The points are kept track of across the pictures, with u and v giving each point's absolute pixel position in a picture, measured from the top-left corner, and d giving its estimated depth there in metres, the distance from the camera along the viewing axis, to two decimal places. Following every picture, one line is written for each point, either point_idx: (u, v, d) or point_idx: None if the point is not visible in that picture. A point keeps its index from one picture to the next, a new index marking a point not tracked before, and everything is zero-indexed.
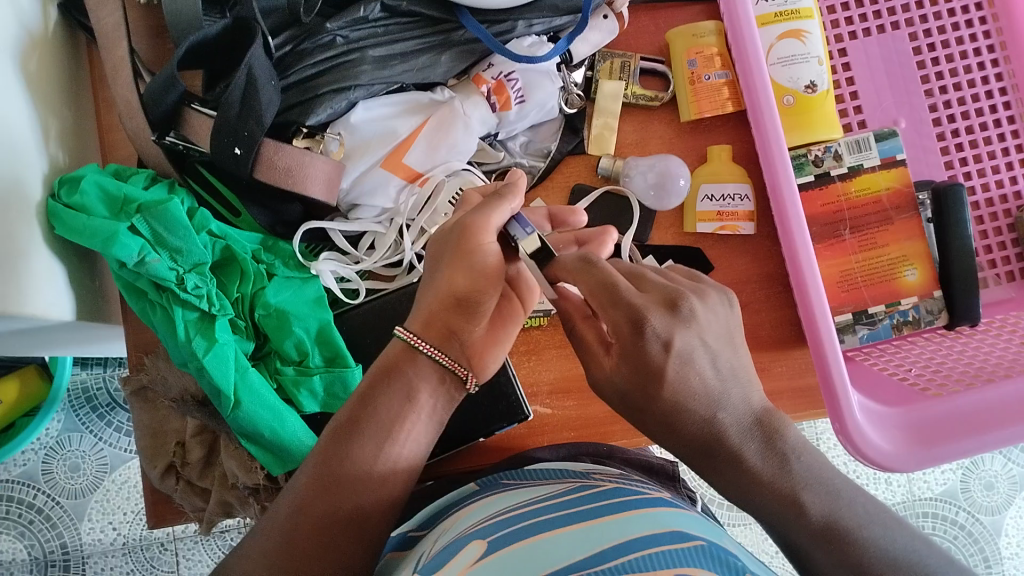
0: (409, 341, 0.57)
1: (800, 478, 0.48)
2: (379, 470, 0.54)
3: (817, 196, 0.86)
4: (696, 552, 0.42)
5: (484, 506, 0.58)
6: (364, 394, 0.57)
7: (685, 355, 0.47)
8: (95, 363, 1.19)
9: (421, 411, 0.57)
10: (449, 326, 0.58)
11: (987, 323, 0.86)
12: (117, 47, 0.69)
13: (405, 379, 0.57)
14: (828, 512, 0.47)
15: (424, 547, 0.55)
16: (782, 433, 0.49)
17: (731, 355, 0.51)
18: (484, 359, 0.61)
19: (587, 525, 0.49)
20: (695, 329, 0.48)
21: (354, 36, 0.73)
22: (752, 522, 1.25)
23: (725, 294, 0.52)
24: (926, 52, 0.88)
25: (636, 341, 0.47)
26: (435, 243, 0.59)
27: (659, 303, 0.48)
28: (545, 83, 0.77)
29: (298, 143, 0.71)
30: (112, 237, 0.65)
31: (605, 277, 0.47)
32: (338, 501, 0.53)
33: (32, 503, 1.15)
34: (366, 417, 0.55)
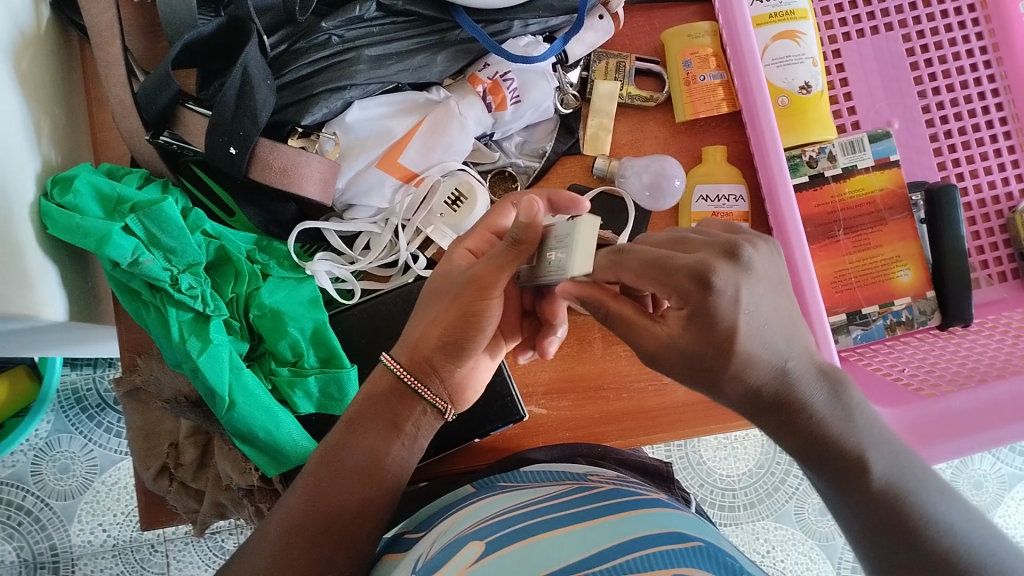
0: (394, 370, 0.58)
1: (866, 435, 0.45)
2: (362, 490, 0.55)
3: (811, 197, 0.86)
4: (694, 553, 0.42)
5: (482, 508, 0.58)
6: (349, 419, 0.58)
7: (753, 308, 0.43)
8: (84, 364, 1.18)
9: (407, 438, 0.58)
10: (434, 364, 0.58)
11: (979, 323, 0.87)
12: (110, 45, 0.69)
13: (388, 406, 0.58)
14: (893, 475, 0.44)
15: (420, 549, 0.55)
16: (848, 384, 0.46)
17: (789, 302, 0.46)
18: (463, 391, 0.61)
19: (585, 526, 0.49)
20: (756, 277, 0.43)
21: (349, 35, 0.72)
22: (744, 522, 1.25)
23: (772, 240, 0.47)
24: (920, 53, 0.88)
25: (700, 296, 0.42)
26: (438, 281, 0.60)
27: (718, 256, 0.43)
28: (540, 83, 0.77)
29: (294, 143, 0.72)
30: (105, 238, 0.64)
31: (649, 254, 0.44)
32: (328, 523, 0.53)
33: (22, 505, 1.14)
34: (353, 442, 0.56)
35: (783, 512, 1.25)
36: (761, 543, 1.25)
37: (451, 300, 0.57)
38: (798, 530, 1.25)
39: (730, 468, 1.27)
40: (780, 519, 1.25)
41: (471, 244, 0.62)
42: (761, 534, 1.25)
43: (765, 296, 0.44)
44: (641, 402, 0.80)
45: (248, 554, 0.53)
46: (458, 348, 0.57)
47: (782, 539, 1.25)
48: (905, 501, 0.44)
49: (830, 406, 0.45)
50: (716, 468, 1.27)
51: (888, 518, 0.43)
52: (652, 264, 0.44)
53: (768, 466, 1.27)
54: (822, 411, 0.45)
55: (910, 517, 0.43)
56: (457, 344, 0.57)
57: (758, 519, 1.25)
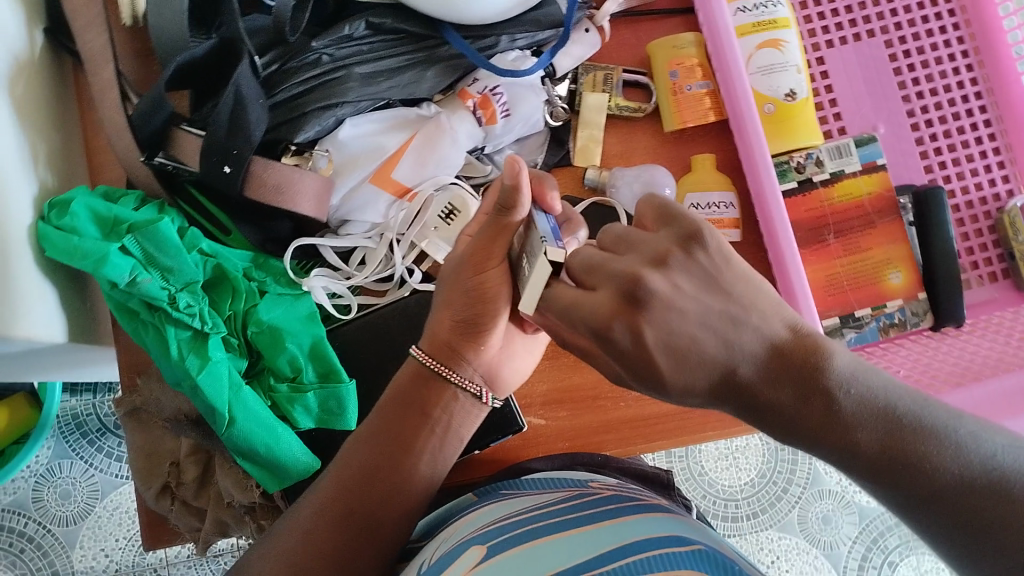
0: (421, 360, 0.60)
1: (851, 417, 0.42)
2: (387, 485, 0.58)
3: (800, 203, 0.86)
4: (694, 556, 0.43)
5: (481, 516, 0.58)
6: (378, 411, 0.61)
7: (664, 335, 0.44)
8: (84, 390, 1.19)
9: (438, 427, 0.60)
10: (456, 345, 0.59)
11: (972, 323, 0.88)
12: (104, 69, 0.70)
13: (416, 397, 0.60)
14: (883, 440, 0.42)
15: (426, 553, 0.56)
16: (823, 369, 0.43)
17: (723, 303, 0.45)
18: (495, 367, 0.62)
19: (583, 530, 0.49)
20: (661, 309, 0.44)
21: (339, 54, 0.73)
22: (748, 532, 1.25)
23: (697, 236, 0.45)
24: (903, 58, 0.89)
25: (607, 344, 0.46)
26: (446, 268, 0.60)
27: (614, 304, 0.44)
28: (529, 97, 0.79)
29: (287, 160, 0.73)
30: (103, 259, 0.65)
31: (559, 301, 0.46)
32: (348, 513, 0.57)
33: (23, 532, 1.14)
34: (379, 434, 0.59)
35: (787, 521, 1.25)
36: (766, 553, 1.24)
37: (453, 282, 0.57)
38: (803, 539, 1.25)
39: (733, 478, 1.27)
40: (783, 529, 1.25)
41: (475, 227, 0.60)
42: (766, 544, 1.25)
43: (680, 320, 0.44)
44: (638, 410, 0.80)
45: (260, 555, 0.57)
46: (470, 327, 0.58)
47: (787, 548, 1.25)
48: (915, 457, 0.41)
49: (799, 399, 0.43)
50: (718, 479, 1.27)
51: (901, 487, 0.42)
52: (561, 313, 0.46)
53: (770, 475, 1.27)
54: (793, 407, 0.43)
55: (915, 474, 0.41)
56: (471, 322, 0.57)
57: (763, 529, 1.25)
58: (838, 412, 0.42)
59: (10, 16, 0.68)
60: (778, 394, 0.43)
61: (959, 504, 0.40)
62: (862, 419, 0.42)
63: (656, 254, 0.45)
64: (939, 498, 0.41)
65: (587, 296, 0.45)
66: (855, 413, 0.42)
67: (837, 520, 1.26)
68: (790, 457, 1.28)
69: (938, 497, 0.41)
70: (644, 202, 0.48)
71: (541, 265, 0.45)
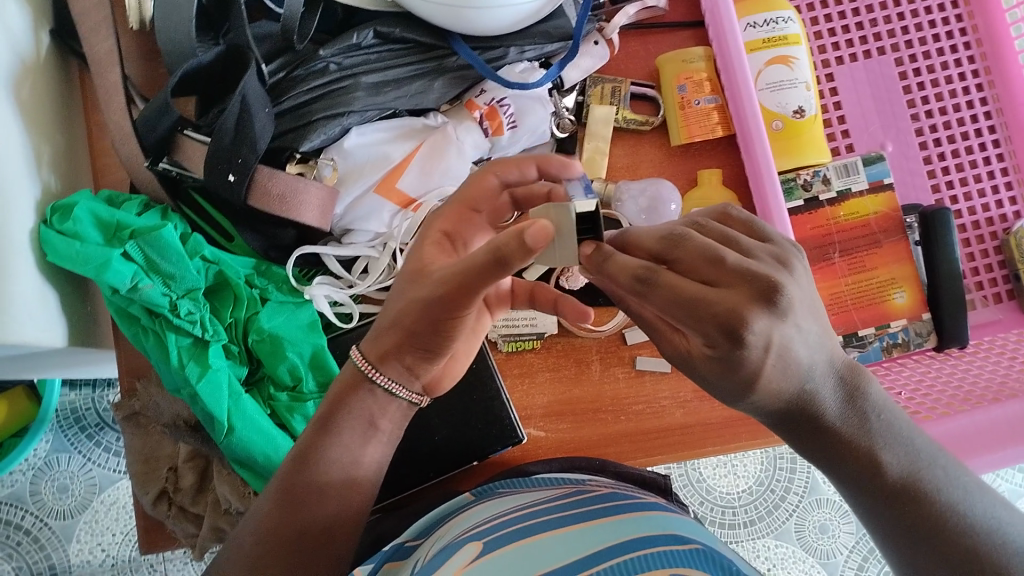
0: (363, 368, 0.57)
1: (879, 437, 0.46)
2: (342, 505, 0.57)
3: (807, 220, 0.86)
4: (694, 556, 0.44)
5: (477, 513, 0.59)
6: (323, 419, 0.58)
7: (781, 347, 0.42)
8: (83, 384, 1.18)
9: (383, 436, 0.60)
10: (407, 364, 0.56)
11: (975, 344, 0.87)
12: (110, 72, 0.69)
13: (362, 410, 0.58)
14: (909, 471, 0.46)
15: (419, 554, 0.56)
16: (864, 391, 0.47)
17: (818, 323, 0.45)
18: (439, 380, 0.61)
19: (579, 529, 0.50)
20: (792, 317, 0.42)
21: (347, 62, 0.73)
22: (744, 540, 1.25)
23: (799, 254, 0.45)
24: (912, 77, 0.89)
25: (734, 346, 0.41)
26: (417, 261, 0.55)
27: (751, 300, 0.40)
28: (537, 109, 0.78)
29: (292, 168, 0.73)
30: (104, 264, 0.66)
31: (678, 289, 0.41)
32: (303, 517, 0.55)
33: (21, 525, 1.14)
34: (327, 441, 0.56)
35: (784, 530, 1.25)
36: (762, 561, 1.24)
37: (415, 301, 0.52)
38: (799, 548, 1.25)
39: (731, 486, 1.27)
40: (780, 537, 1.25)
41: (445, 224, 0.56)
42: (762, 552, 1.24)
43: (794, 337, 0.43)
44: (639, 424, 0.80)
45: (227, 557, 0.55)
46: (419, 347, 0.55)
47: (783, 557, 1.24)
48: (922, 494, 0.45)
49: (845, 416, 0.46)
50: (716, 486, 1.27)
51: (908, 519, 0.45)
52: (679, 301, 0.41)
53: (768, 483, 1.27)
54: (835, 420, 0.46)
55: (926, 508, 0.45)
56: (427, 348, 0.55)
57: (759, 537, 1.25)
58: (869, 430, 0.46)
59: (17, 18, 0.68)
60: (830, 407, 0.46)
61: (956, 552, 0.44)
62: (889, 442, 0.46)
63: (777, 262, 0.43)
64: (943, 535, 0.44)
65: (712, 290, 0.41)
66: (882, 434, 0.46)
67: (835, 529, 1.26)
68: (787, 464, 1.28)
69: (931, 530, 0.44)
70: (727, 213, 0.48)
71: (563, 205, 0.45)
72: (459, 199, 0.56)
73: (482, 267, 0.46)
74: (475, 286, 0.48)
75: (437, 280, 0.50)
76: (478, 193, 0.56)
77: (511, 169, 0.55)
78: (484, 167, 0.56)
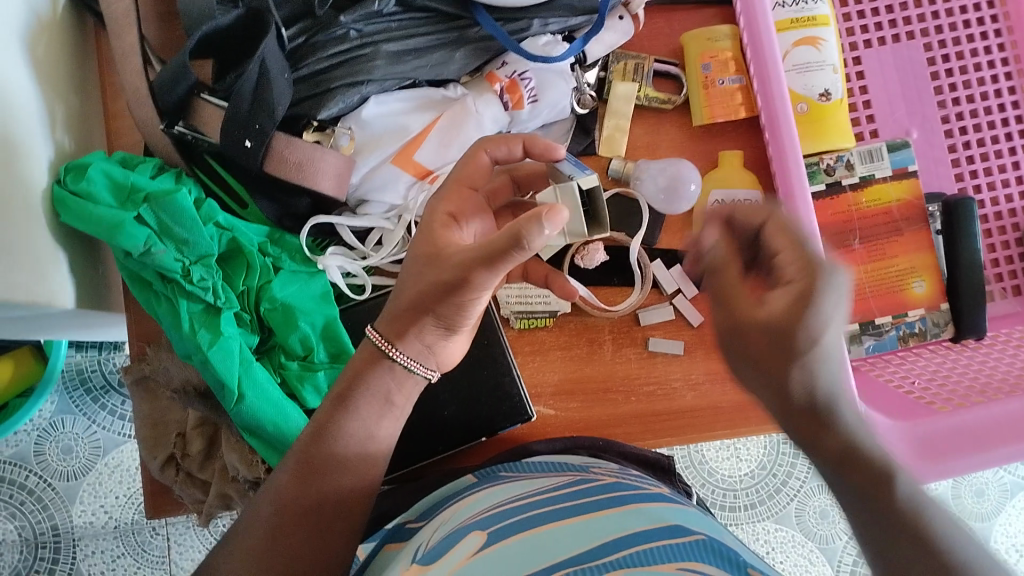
0: (381, 346, 0.57)
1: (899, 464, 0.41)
2: (357, 479, 0.56)
3: (828, 206, 0.85)
4: (693, 548, 0.43)
5: (484, 498, 0.58)
6: (340, 393, 0.57)
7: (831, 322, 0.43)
8: (89, 346, 1.18)
9: (398, 412, 0.59)
10: (426, 341, 0.56)
11: (993, 337, 0.86)
12: (127, 33, 0.68)
13: (379, 385, 0.57)
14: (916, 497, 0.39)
15: (422, 538, 0.55)
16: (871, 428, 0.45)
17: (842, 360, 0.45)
18: (454, 357, 0.60)
19: (582, 520, 0.49)
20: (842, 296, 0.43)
21: (367, 29, 0.72)
22: (744, 522, 1.25)
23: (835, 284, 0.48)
24: (941, 63, 0.87)
25: (810, 277, 0.43)
26: (428, 243, 0.55)
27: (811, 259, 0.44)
28: (557, 83, 0.77)
29: (308, 136, 0.71)
30: (118, 227, 0.65)
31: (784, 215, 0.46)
32: (318, 492, 0.55)
33: (24, 484, 1.14)
34: (344, 417, 0.56)
35: (784, 514, 1.25)
36: (760, 544, 1.24)
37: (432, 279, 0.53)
38: (798, 533, 1.25)
39: (733, 469, 1.26)
40: (780, 521, 1.25)
41: (447, 206, 0.56)
42: (761, 535, 1.24)
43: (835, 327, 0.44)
44: (649, 406, 0.79)
45: (238, 538, 0.54)
46: (438, 324, 0.55)
47: (782, 541, 1.24)
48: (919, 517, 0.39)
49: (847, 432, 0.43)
50: (718, 468, 1.26)
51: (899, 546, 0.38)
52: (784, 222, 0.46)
53: (770, 467, 1.26)
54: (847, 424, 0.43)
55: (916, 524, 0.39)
56: (448, 322, 0.55)
57: (759, 521, 1.25)
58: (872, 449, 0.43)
59: None
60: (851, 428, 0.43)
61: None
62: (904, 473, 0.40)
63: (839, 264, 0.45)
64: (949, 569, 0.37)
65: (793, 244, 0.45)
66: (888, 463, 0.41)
67: (835, 515, 1.26)
68: (791, 449, 1.27)
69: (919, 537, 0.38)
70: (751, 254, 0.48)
71: (569, 186, 0.50)
72: (455, 178, 0.56)
73: (506, 249, 0.48)
74: (498, 264, 0.50)
75: (457, 260, 0.51)
76: (478, 175, 0.57)
77: (501, 145, 0.57)
78: (473, 149, 0.57)
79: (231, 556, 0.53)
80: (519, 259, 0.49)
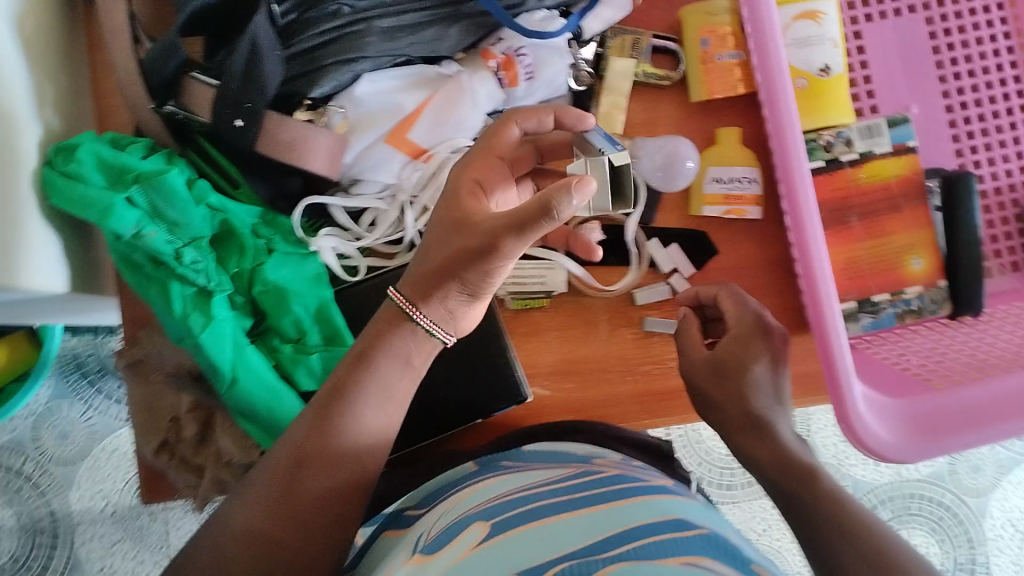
0: (405, 308, 0.58)
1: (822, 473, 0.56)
2: (371, 434, 0.57)
3: (826, 181, 0.84)
4: (694, 542, 0.43)
5: (493, 487, 0.57)
6: (360, 351, 0.58)
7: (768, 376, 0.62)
8: (85, 331, 1.17)
9: (414, 373, 0.60)
10: (450, 304, 0.58)
11: (991, 313, 0.86)
12: (117, 9, 0.67)
13: (401, 346, 0.58)
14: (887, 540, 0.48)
15: (425, 525, 0.55)
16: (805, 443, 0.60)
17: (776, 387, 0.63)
18: (469, 322, 0.62)
19: (589, 512, 0.49)
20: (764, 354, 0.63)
21: (360, 6, 0.71)
22: (742, 500, 1.25)
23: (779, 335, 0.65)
24: (942, 37, 0.86)
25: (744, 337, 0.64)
26: (455, 211, 0.57)
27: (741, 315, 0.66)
28: (554, 60, 0.75)
29: (302, 115, 0.70)
30: (108, 210, 0.63)
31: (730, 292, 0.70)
32: (334, 446, 0.55)
33: (21, 470, 1.14)
34: (365, 374, 0.57)
35: None
36: (758, 522, 1.25)
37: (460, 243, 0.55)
38: None
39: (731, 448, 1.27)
40: None
41: (473, 172, 0.58)
42: (758, 513, 1.25)
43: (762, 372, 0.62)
44: (645, 386, 0.79)
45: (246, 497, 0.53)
46: (464, 289, 0.57)
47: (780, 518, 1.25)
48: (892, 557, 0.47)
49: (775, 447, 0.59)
50: (716, 447, 1.26)
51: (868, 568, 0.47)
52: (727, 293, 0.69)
53: None
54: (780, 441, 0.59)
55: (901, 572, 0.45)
56: (473, 286, 0.56)
57: (756, 499, 1.25)
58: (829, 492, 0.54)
59: None
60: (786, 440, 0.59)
61: None
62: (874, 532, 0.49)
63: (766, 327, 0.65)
64: None
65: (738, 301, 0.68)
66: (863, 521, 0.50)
67: None
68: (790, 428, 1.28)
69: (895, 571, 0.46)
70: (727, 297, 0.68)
71: (598, 162, 0.55)
72: (484, 148, 0.59)
73: (533, 218, 0.50)
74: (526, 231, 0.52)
75: (486, 227, 0.53)
76: (508, 147, 0.59)
77: (531, 119, 0.59)
78: (503, 120, 0.59)
79: (240, 510, 0.53)
80: (545, 229, 0.51)
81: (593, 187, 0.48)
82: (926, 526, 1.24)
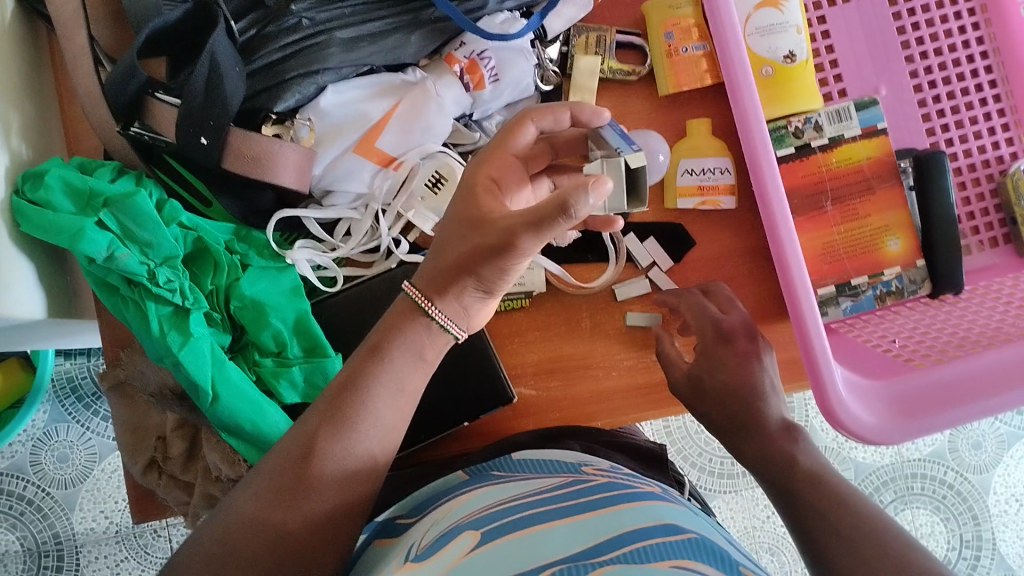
0: (419, 303, 0.58)
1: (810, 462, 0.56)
2: (385, 430, 0.57)
3: (797, 168, 0.84)
4: (680, 547, 0.43)
5: (480, 497, 0.58)
6: (374, 344, 0.58)
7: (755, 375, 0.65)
8: (78, 353, 1.17)
9: (427, 366, 0.59)
10: (464, 299, 0.58)
11: (971, 290, 0.86)
12: (77, 35, 0.67)
13: (414, 340, 0.58)
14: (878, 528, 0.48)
15: (415, 536, 0.55)
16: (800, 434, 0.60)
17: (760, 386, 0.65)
18: (482, 316, 0.61)
19: (578, 519, 0.49)
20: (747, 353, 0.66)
21: (319, 17, 0.71)
22: (743, 489, 1.25)
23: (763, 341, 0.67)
24: (907, 17, 0.86)
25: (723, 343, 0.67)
26: (468, 206, 0.56)
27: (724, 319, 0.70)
28: (518, 61, 0.75)
29: (268, 130, 0.71)
30: (79, 234, 0.64)
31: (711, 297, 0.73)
32: (342, 443, 0.54)
33: (22, 495, 1.14)
34: (377, 370, 0.56)
35: None
36: (761, 508, 1.25)
37: (476, 240, 0.54)
38: None
39: None
40: None
41: (490, 170, 0.58)
42: (760, 500, 1.25)
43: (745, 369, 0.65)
44: (628, 381, 0.79)
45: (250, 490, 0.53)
46: (479, 285, 0.57)
47: None
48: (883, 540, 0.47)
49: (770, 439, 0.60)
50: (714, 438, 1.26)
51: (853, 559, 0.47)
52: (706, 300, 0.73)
53: None
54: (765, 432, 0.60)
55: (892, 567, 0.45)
56: (488, 282, 0.56)
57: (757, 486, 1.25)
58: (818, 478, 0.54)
59: None
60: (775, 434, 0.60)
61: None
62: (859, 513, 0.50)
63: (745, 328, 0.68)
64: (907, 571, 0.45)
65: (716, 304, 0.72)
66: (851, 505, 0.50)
67: None
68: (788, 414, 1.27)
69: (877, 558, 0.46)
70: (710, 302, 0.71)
71: (614, 161, 0.55)
72: (499, 146, 0.58)
73: (549, 217, 0.49)
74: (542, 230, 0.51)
75: (502, 225, 0.53)
76: (523, 143, 0.58)
77: (547, 117, 0.58)
78: (519, 117, 0.59)
79: (240, 507, 0.53)
80: (560, 229, 0.51)
81: (610, 185, 0.48)
82: (929, 505, 1.25)
